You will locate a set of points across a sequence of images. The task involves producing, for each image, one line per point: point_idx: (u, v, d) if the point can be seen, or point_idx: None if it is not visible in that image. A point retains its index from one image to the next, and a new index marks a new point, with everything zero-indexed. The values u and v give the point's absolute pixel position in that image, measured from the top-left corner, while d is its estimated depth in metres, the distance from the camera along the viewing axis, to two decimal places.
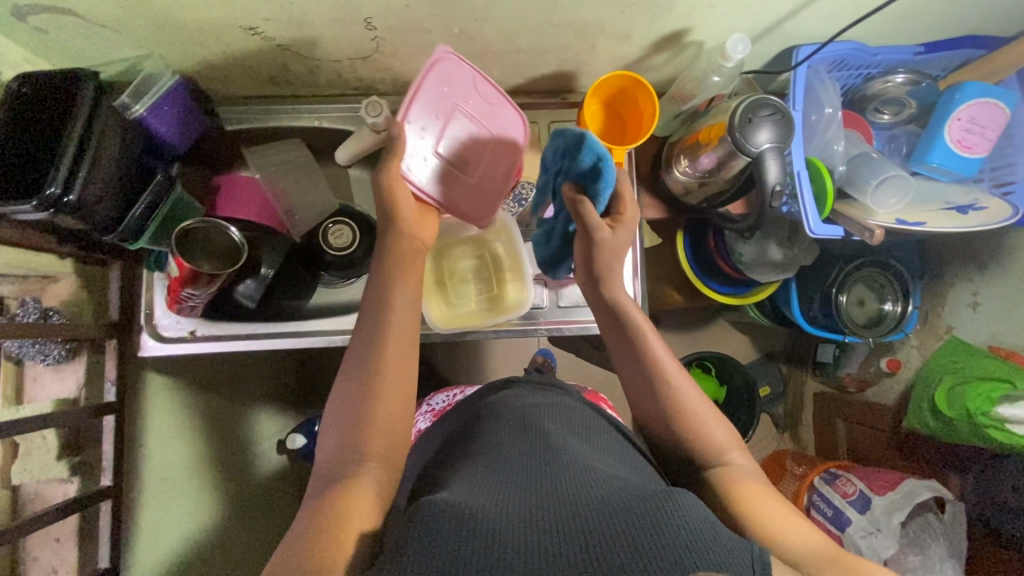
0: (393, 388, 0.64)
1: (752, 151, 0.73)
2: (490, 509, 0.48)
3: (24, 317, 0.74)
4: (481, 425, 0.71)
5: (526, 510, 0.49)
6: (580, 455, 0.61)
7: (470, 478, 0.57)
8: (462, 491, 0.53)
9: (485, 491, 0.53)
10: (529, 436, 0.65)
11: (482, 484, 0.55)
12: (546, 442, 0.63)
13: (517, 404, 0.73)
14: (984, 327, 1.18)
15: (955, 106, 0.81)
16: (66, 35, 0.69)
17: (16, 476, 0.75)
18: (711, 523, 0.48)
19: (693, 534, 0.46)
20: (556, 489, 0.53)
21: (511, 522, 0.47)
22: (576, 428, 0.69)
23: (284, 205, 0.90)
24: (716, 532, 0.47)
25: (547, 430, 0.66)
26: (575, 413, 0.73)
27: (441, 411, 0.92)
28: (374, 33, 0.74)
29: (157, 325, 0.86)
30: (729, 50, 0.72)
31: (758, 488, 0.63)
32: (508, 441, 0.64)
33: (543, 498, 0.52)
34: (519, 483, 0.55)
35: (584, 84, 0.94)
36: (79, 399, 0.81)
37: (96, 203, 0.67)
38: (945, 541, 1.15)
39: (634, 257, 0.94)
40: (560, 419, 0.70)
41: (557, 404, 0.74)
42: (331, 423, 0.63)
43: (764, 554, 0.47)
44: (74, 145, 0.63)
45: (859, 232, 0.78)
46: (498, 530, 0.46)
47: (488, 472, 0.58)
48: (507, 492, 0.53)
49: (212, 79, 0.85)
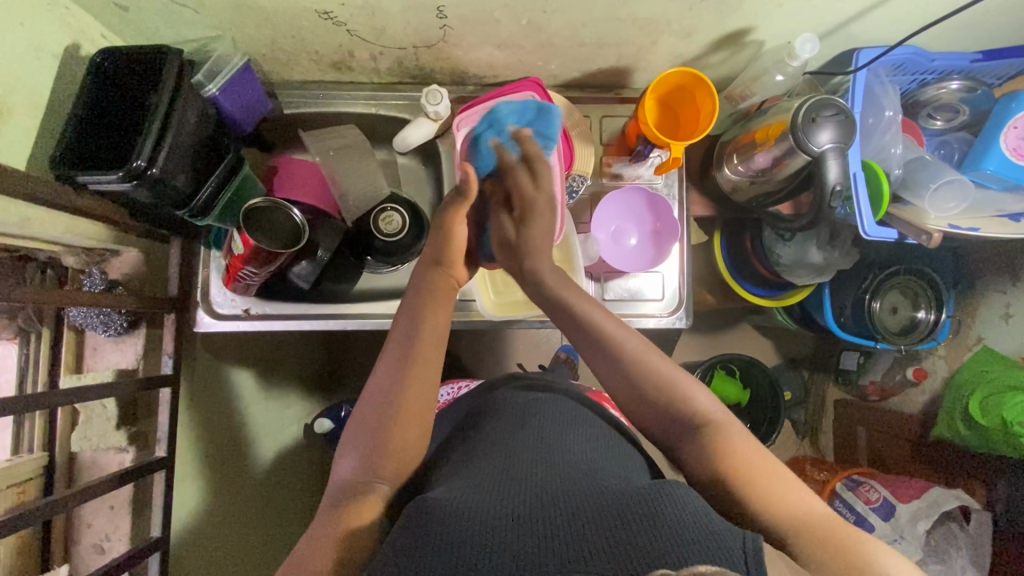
0: (424, 400, 0.64)
1: (814, 151, 0.74)
2: (479, 506, 0.52)
3: (91, 288, 0.77)
4: (485, 420, 0.74)
5: (516, 508, 0.51)
6: (577, 453, 0.63)
7: (467, 475, 0.60)
8: (456, 489, 0.56)
9: (476, 487, 0.56)
10: (528, 430, 0.67)
11: (475, 481, 0.57)
12: (545, 438, 0.65)
13: (517, 401, 0.76)
14: (1016, 338, 1.18)
15: (1010, 115, 0.81)
16: (146, 13, 0.71)
17: (76, 442, 0.77)
18: (705, 514, 0.50)
19: (688, 526, 0.47)
20: (545, 485, 0.55)
21: (497, 517, 0.50)
22: (576, 423, 0.70)
23: (339, 189, 0.92)
24: (713, 527, 0.48)
25: (545, 425, 0.68)
26: (572, 409, 0.74)
27: (444, 403, 0.95)
28: (444, 22, 0.75)
29: (213, 302, 0.89)
30: (796, 50, 0.73)
31: (752, 452, 0.60)
32: (506, 436, 0.67)
33: (531, 495, 0.53)
34: (510, 476, 0.58)
35: (638, 80, 0.95)
36: (137, 369, 0.83)
37: (174, 178, 0.68)
38: (969, 551, 1.16)
39: (682, 252, 0.94)
40: (560, 415, 0.71)
41: (554, 401, 0.75)
42: (357, 423, 0.64)
43: (758, 539, 0.47)
44: (159, 120, 0.64)
45: (915, 235, 0.78)
46: (486, 526, 0.49)
47: (483, 466, 0.61)
48: (497, 485, 0.56)
49: (276, 63, 0.87)
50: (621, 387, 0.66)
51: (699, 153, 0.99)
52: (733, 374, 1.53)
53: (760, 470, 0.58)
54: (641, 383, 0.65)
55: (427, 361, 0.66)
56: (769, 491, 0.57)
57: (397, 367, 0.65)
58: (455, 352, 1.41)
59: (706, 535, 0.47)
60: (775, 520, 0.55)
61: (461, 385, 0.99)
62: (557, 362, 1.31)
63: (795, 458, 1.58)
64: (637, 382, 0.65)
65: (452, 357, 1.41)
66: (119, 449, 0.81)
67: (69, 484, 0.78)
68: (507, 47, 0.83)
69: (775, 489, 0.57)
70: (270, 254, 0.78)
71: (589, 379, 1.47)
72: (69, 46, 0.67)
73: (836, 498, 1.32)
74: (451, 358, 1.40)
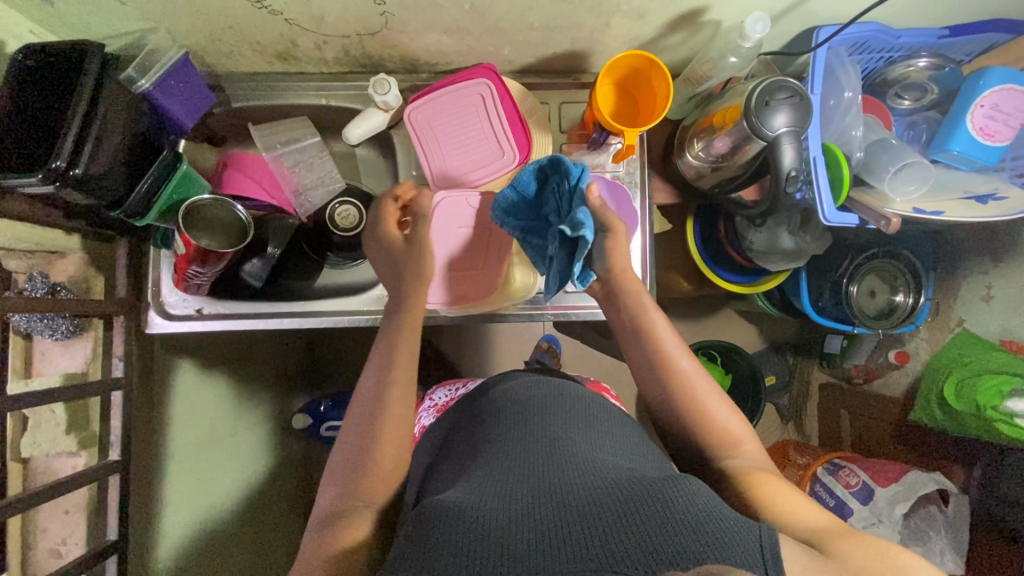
0: (396, 421, 0.66)
1: (769, 135, 0.71)
2: (490, 503, 0.51)
3: (32, 291, 0.76)
4: (485, 414, 0.72)
5: (527, 509, 0.50)
6: (581, 446, 0.62)
7: (478, 467, 0.60)
8: (463, 488, 0.56)
9: (484, 485, 0.55)
10: (532, 426, 0.65)
11: (489, 479, 0.56)
12: (549, 432, 0.63)
13: (517, 392, 0.74)
14: (996, 320, 1.16)
15: (978, 93, 0.78)
16: (72, 6, 0.68)
17: (26, 448, 0.76)
18: (716, 507, 0.49)
19: (699, 517, 0.47)
20: (556, 480, 0.54)
21: (513, 516, 0.49)
22: (580, 416, 0.68)
23: (293, 186, 0.90)
24: (724, 519, 0.48)
25: (547, 418, 0.67)
26: (575, 398, 0.73)
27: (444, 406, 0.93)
28: (384, 9, 0.73)
29: (164, 302, 0.87)
30: (747, 30, 0.70)
31: (773, 476, 0.63)
32: (510, 430, 0.65)
33: (542, 492, 0.53)
34: (518, 471, 0.57)
35: (597, 64, 0.92)
36: (86, 373, 0.82)
37: (102, 177, 0.66)
38: (948, 533, 1.15)
39: (643, 241, 0.92)
40: (560, 406, 0.70)
41: (556, 392, 0.74)
42: (340, 450, 0.65)
43: (772, 534, 0.48)
44: (80, 117, 0.62)
45: (875, 220, 0.76)
46: (498, 526, 0.48)
47: (490, 462, 0.60)
48: (506, 483, 0.55)
49: (219, 55, 0.84)
50: (668, 409, 0.70)
51: (662, 138, 0.97)
52: (715, 360, 1.52)
53: (776, 488, 0.61)
54: (675, 392, 0.70)
55: (400, 387, 0.68)
56: (792, 503, 0.59)
57: (374, 389, 0.68)
58: (432, 344, 1.39)
59: (718, 526, 0.47)
60: (791, 531, 0.56)
61: (459, 386, 0.98)
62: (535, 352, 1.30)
63: (780, 442, 1.57)
64: (681, 404, 0.69)
65: (429, 348, 1.39)
66: (72, 454, 0.81)
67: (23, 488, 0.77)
68: (455, 33, 0.80)
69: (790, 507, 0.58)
70: (217, 253, 0.77)
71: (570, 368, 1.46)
72: None
73: (817, 483, 1.31)
74: (428, 349, 1.39)
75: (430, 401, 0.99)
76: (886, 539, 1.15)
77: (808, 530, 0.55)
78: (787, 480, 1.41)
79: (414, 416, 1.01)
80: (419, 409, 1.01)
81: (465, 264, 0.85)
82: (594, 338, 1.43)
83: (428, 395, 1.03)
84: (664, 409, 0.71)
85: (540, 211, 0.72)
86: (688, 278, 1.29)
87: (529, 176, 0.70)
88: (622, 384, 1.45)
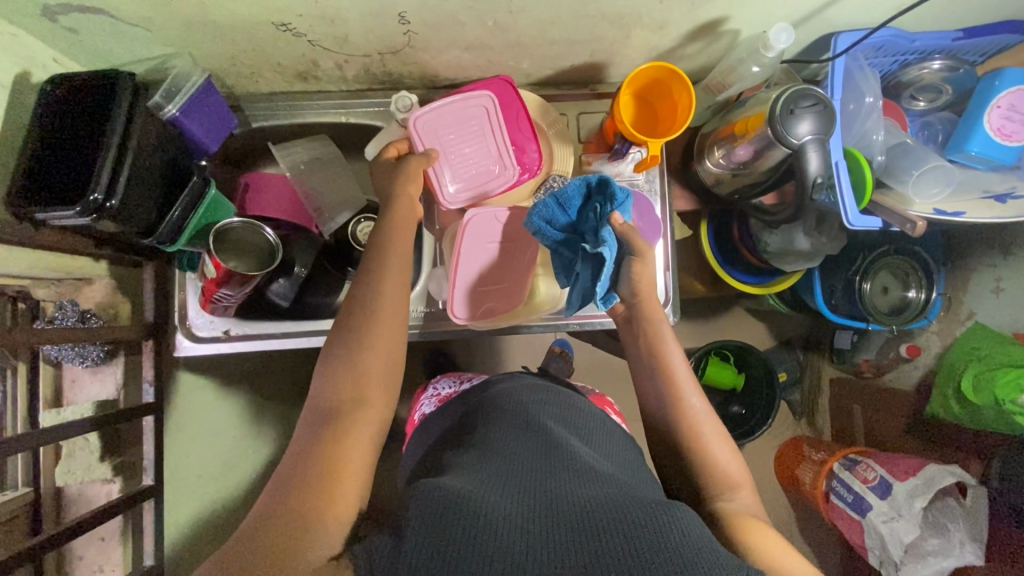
0: (387, 324, 0.65)
1: (793, 143, 0.72)
2: (489, 498, 0.53)
3: (62, 321, 0.77)
4: (483, 414, 0.73)
5: (523, 510, 0.52)
6: (583, 452, 0.63)
7: (472, 464, 0.61)
8: (462, 478, 0.57)
9: (483, 479, 0.57)
10: (533, 427, 0.67)
11: (487, 475, 0.58)
12: (551, 434, 0.65)
13: (516, 393, 0.75)
14: (1007, 312, 1.18)
15: (995, 93, 0.79)
16: (98, 35, 0.68)
17: (61, 477, 0.77)
18: (709, 541, 0.51)
19: (692, 548, 0.49)
20: (555, 485, 0.56)
21: (510, 513, 0.51)
22: (580, 426, 0.70)
23: (313, 204, 0.91)
24: (714, 551, 0.49)
25: (550, 421, 0.68)
26: (573, 405, 0.74)
27: (446, 396, 0.93)
28: (407, 28, 0.73)
29: (191, 325, 0.86)
30: (771, 40, 0.71)
31: (763, 524, 0.62)
32: (508, 431, 0.66)
33: (538, 496, 0.54)
34: (517, 474, 0.58)
35: (614, 74, 0.92)
36: (118, 400, 0.82)
37: (135, 206, 0.67)
38: (965, 525, 1.17)
39: (666, 249, 0.93)
40: (560, 412, 0.71)
41: (555, 397, 0.75)
42: (330, 360, 0.64)
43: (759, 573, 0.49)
44: (114, 148, 0.62)
45: (899, 223, 0.77)
46: (493, 520, 0.50)
47: (488, 459, 0.61)
48: (506, 481, 0.57)
49: (239, 76, 0.84)
50: (671, 433, 0.70)
51: (680, 145, 0.98)
52: (727, 359, 1.52)
53: (763, 533, 0.60)
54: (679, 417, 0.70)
55: (391, 292, 0.67)
56: (783, 550, 0.59)
57: (364, 289, 0.66)
58: (445, 353, 1.39)
59: (711, 557, 0.49)
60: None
61: (463, 379, 0.98)
62: (548, 357, 1.30)
63: (793, 439, 1.58)
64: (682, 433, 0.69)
65: (445, 358, 1.39)
66: (106, 480, 0.80)
67: (58, 518, 0.77)
68: (475, 49, 0.81)
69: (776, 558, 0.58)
70: (244, 276, 0.77)
71: (585, 373, 1.46)
72: (19, 75, 0.65)
73: (834, 479, 1.34)
74: (443, 359, 1.39)
75: (432, 390, 0.99)
76: (906, 534, 1.17)
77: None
78: (803, 476, 1.44)
79: (414, 405, 1.02)
80: (421, 398, 1.01)
81: (493, 278, 0.85)
82: (607, 342, 1.44)
83: (433, 384, 1.04)
84: (664, 431, 0.71)
85: (575, 227, 0.68)
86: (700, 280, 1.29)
87: (574, 191, 0.67)
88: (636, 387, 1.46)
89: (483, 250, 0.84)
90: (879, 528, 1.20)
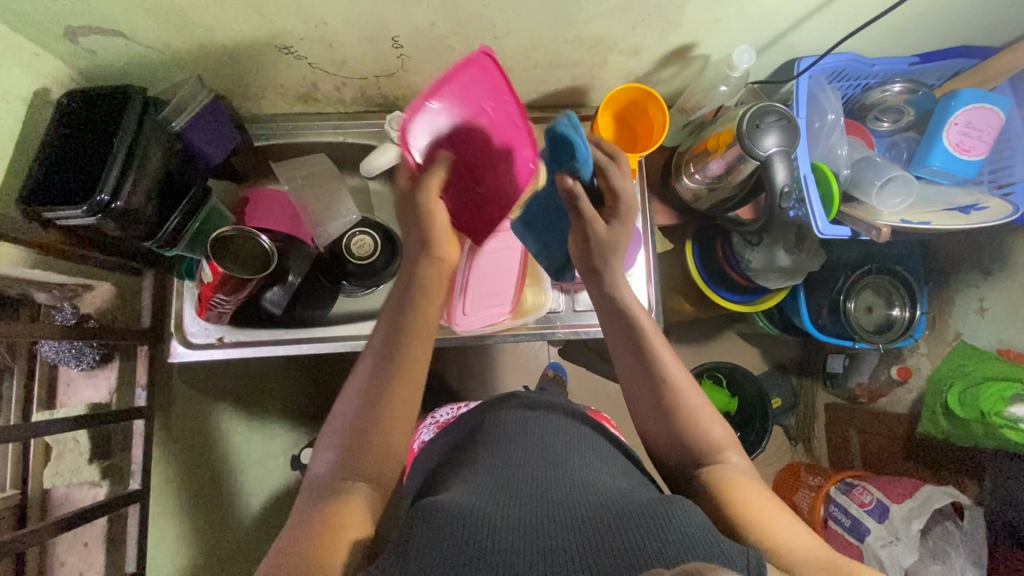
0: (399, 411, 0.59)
1: (761, 155, 0.77)
2: (486, 510, 0.54)
3: (61, 321, 0.80)
4: (485, 432, 0.74)
5: (526, 523, 0.52)
6: (582, 467, 0.64)
7: (472, 480, 0.62)
8: (463, 495, 0.57)
9: (485, 494, 0.57)
10: (535, 449, 0.67)
11: (489, 489, 0.59)
12: (553, 454, 0.66)
13: (517, 416, 0.75)
14: (991, 332, 1.19)
15: (951, 113, 0.84)
16: (114, 57, 0.74)
17: (49, 477, 0.78)
18: (709, 528, 0.50)
19: (688, 533, 0.49)
20: (554, 494, 0.57)
21: (507, 529, 0.51)
22: (579, 441, 0.71)
23: (311, 218, 0.95)
24: (712, 538, 0.49)
25: (554, 446, 0.68)
26: (574, 425, 0.75)
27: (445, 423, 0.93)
28: (401, 51, 0.79)
29: (187, 332, 0.88)
30: (735, 61, 0.77)
31: (760, 494, 0.60)
32: (514, 449, 0.67)
33: (541, 511, 0.54)
34: (519, 486, 0.59)
35: (596, 98, 0.98)
36: (111, 403, 0.83)
37: (138, 209, 0.71)
38: (966, 550, 1.13)
39: (648, 264, 0.95)
40: (561, 433, 0.72)
41: (554, 419, 0.75)
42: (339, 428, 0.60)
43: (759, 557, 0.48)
44: (122, 155, 0.67)
45: (866, 231, 0.81)
46: (499, 533, 0.50)
47: (494, 476, 0.62)
48: (508, 496, 0.57)
49: (245, 98, 0.90)
50: (655, 418, 0.67)
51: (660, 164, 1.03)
52: (720, 383, 1.51)
53: (762, 506, 0.58)
54: (661, 386, 0.66)
55: (407, 367, 0.60)
56: (777, 517, 0.57)
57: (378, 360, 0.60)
58: (436, 374, 1.39)
59: (709, 542, 0.48)
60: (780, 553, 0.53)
61: (461, 405, 0.98)
62: (541, 379, 1.32)
63: (789, 466, 1.54)
64: (678, 421, 0.65)
65: (437, 378, 1.38)
66: (93, 484, 0.81)
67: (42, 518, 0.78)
68: None
69: (776, 526, 0.56)
70: (240, 282, 0.80)
71: (577, 396, 1.44)
72: (38, 90, 0.70)
73: (831, 504, 1.29)
74: (437, 380, 1.38)
75: (431, 419, 0.99)
76: (905, 557, 1.12)
77: (783, 554, 0.53)
78: (800, 503, 1.39)
79: (413, 435, 1.01)
80: (420, 427, 1.01)
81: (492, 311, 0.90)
82: (599, 364, 1.44)
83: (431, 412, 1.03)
84: (655, 422, 0.67)
85: None
86: (688, 298, 1.32)
87: None
88: (630, 410, 1.44)
89: (496, 305, 0.90)
90: (877, 553, 1.15)
